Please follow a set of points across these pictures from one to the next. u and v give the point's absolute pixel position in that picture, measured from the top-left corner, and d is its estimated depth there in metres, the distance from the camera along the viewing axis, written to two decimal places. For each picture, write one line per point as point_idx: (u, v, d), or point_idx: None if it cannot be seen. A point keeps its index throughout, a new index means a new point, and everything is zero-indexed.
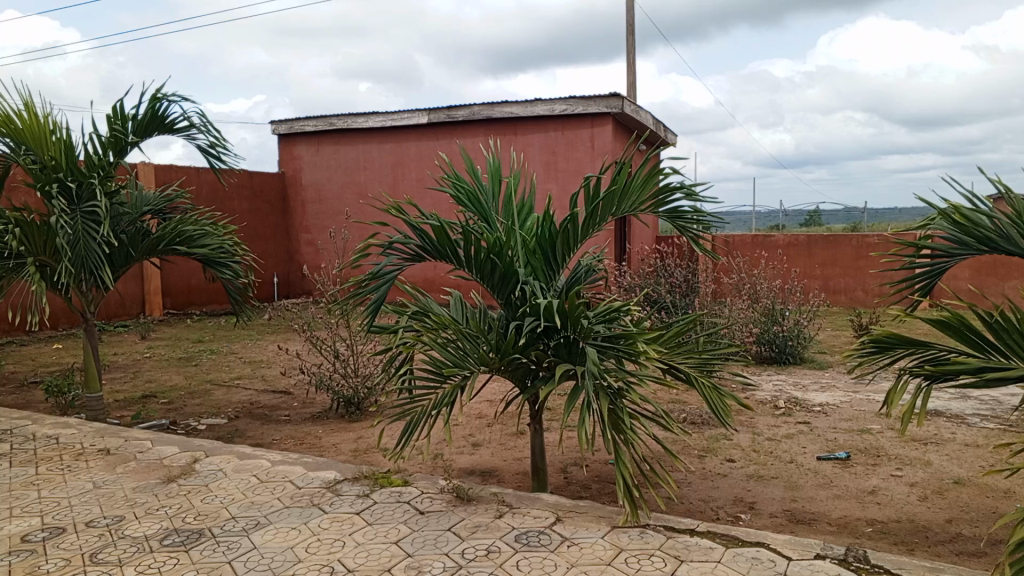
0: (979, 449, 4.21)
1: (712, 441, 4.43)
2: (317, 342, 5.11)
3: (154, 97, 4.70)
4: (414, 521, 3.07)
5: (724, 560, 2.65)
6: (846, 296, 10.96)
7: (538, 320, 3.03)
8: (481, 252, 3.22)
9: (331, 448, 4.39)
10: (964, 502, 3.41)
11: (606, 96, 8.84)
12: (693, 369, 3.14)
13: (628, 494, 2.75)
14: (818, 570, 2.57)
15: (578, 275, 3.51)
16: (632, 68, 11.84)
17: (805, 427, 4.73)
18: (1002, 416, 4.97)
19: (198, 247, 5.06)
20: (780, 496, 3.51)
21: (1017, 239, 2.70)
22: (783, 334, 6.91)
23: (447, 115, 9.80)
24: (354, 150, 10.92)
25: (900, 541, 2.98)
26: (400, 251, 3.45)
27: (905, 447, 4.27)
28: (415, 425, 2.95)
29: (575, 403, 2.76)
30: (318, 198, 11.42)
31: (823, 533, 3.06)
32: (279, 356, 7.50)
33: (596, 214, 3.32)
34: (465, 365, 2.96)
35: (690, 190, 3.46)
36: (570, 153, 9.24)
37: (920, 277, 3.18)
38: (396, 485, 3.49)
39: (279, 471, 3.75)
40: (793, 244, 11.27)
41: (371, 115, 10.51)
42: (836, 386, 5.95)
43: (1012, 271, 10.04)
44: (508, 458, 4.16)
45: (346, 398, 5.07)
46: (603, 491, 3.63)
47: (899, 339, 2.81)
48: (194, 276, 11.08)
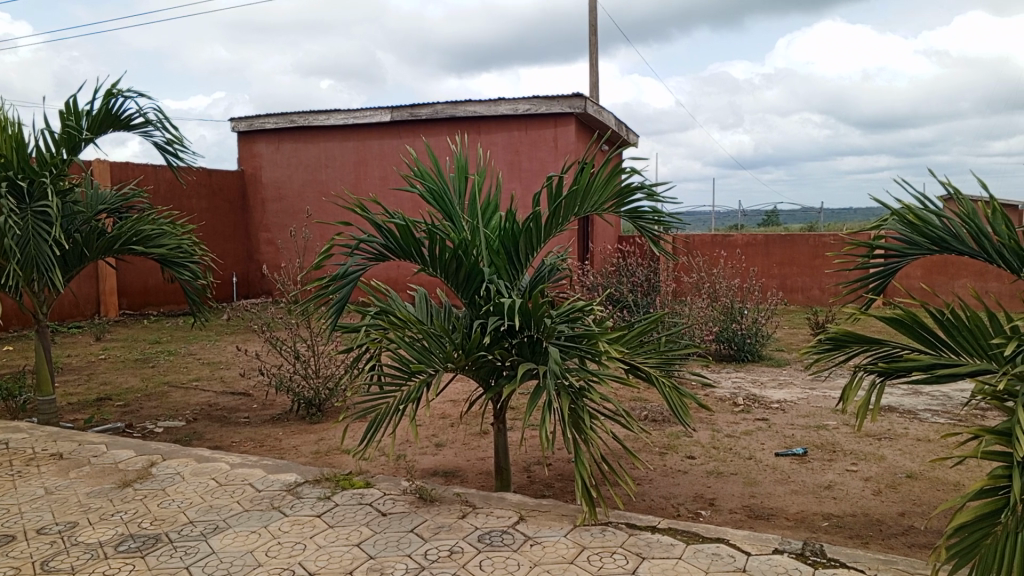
0: (930, 443, 4.33)
1: (673, 438, 4.48)
2: (277, 343, 5.05)
3: (108, 93, 4.59)
4: (376, 523, 3.05)
5: (684, 557, 2.68)
6: (803, 295, 11.18)
7: (501, 319, 3.03)
8: (445, 252, 3.21)
9: (292, 451, 4.34)
10: (916, 496, 3.50)
11: (568, 96, 8.88)
12: (654, 368, 3.17)
13: (587, 493, 2.77)
14: (776, 565, 2.61)
15: (541, 275, 3.53)
16: (595, 69, 11.92)
17: (763, 423, 4.82)
18: (952, 411, 5.11)
19: (155, 247, 4.94)
20: (739, 492, 3.57)
21: (965, 238, 2.78)
22: (742, 332, 7.02)
23: (410, 113, 9.77)
24: (315, 148, 10.81)
25: (855, 534, 3.05)
26: (363, 250, 3.42)
27: (859, 442, 4.37)
28: (379, 422, 2.93)
29: (537, 403, 2.76)
30: (278, 197, 11.27)
31: (780, 528, 3.11)
32: (238, 357, 7.40)
33: (559, 213, 3.33)
34: (431, 362, 2.94)
35: (651, 190, 3.49)
36: (533, 153, 9.27)
37: (874, 277, 3.24)
38: (357, 487, 3.46)
39: (239, 474, 3.69)
40: (752, 244, 11.45)
41: (332, 113, 10.42)
42: (793, 383, 6.06)
43: (961, 269, 10.33)
44: (471, 458, 4.15)
45: (307, 400, 5.02)
46: (566, 489, 3.65)
47: (854, 337, 2.87)
48: (151, 276, 10.87)
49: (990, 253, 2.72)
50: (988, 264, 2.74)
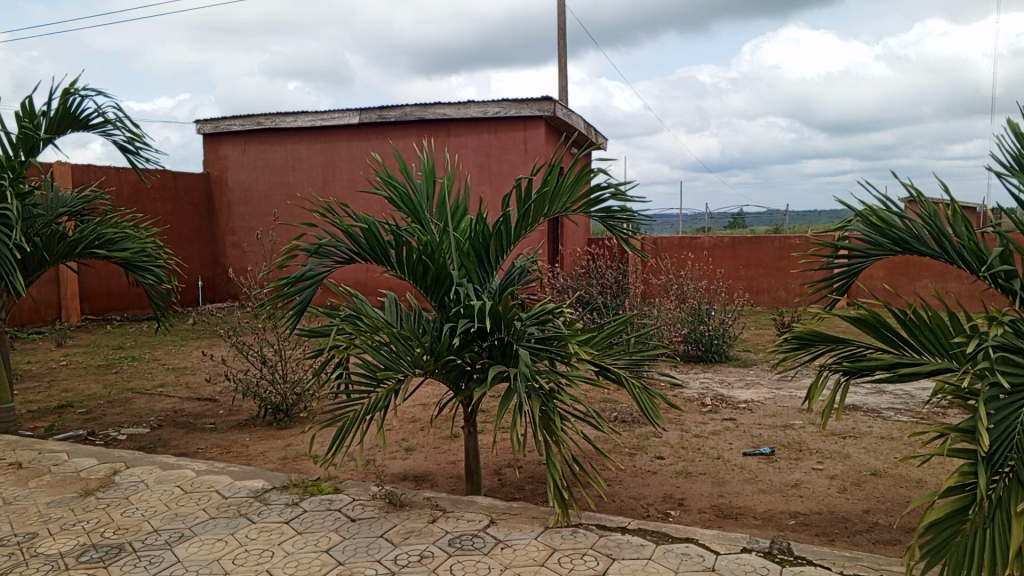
0: (894, 441, 4.40)
1: (642, 439, 4.50)
2: (244, 348, 4.98)
3: (65, 92, 4.49)
4: (345, 529, 3.02)
5: (654, 557, 2.70)
6: (769, 295, 11.32)
7: (471, 321, 3.01)
8: (413, 254, 3.19)
9: (259, 457, 4.28)
10: (880, 493, 3.55)
11: (538, 99, 8.90)
12: (623, 369, 3.19)
13: (557, 495, 2.76)
14: (743, 564, 2.63)
15: (511, 277, 3.52)
16: (564, 72, 11.96)
17: (731, 423, 4.86)
18: (914, 409, 5.21)
19: (118, 251, 4.85)
20: (708, 492, 3.60)
21: (926, 239, 2.83)
22: (709, 333, 7.08)
23: (379, 116, 9.71)
24: (282, 150, 10.71)
25: (821, 532, 3.09)
26: (330, 254, 3.39)
27: (825, 441, 4.43)
28: (347, 429, 2.90)
29: (507, 405, 2.76)
30: (244, 200, 11.13)
31: (749, 527, 3.14)
32: (204, 362, 7.29)
33: (528, 215, 3.33)
34: (398, 368, 2.92)
35: (618, 190, 3.51)
36: (502, 156, 9.27)
37: (837, 277, 3.28)
38: (326, 492, 3.43)
39: (205, 481, 3.64)
40: (719, 245, 11.57)
41: (299, 115, 10.33)
42: (760, 383, 6.13)
43: (922, 270, 10.55)
44: (441, 462, 4.13)
45: (274, 405, 4.96)
46: (537, 492, 3.65)
47: (820, 336, 2.91)
48: (114, 281, 10.67)
49: (952, 254, 2.77)
50: (949, 265, 2.80)
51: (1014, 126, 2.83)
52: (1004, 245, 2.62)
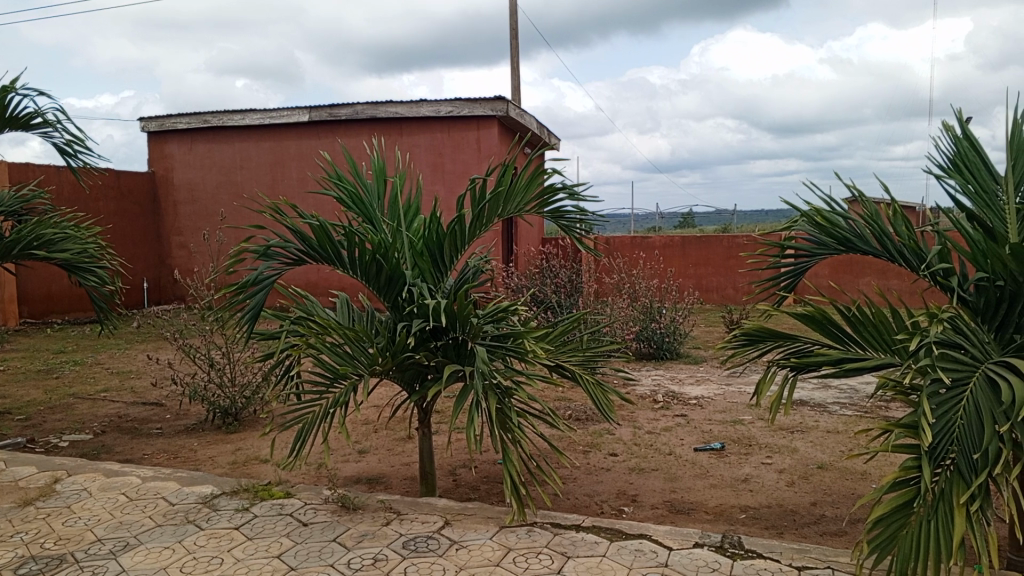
0: (840, 435, 4.52)
1: (596, 436, 4.53)
2: (191, 351, 4.86)
3: (5, 90, 4.34)
4: (297, 533, 2.97)
5: (608, 554, 2.72)
6: (718, 294, 11.51)
7: (426, 320, 2.99)
8: (365, 254, 3.14)
9: (208, 462, 4.19)
10: (827, 486, 3.64)
11: (491, 99, 8.91)
12: (577, 367, 3.21)
13: (515, 492, 2.76)
14: (696, 558, 2.67)
15: (465, 276, 3.50)
16: (517, 72, 11.98)
17: (682, 419, 4.93)
18: (858, 404, 5.35)
19: (58, 252, 4.68)
20: (661, 488, 3.64)
21: (869, 238, 2.91)
22: (661, 330, 7.17)
23: (329, 114, 9.58)
24: (229, 149, 10.49)
25: (771, 525, 3.16)
26: (278, 255, 3.33)
27: (773, 436, 4.52)
28: (306, 432, 2.84)
29: (464, 404, 2.75)
30: (190, 199, 10.88)
31: (701, 522, 3.18)
32: (150, 365, 7.10)
33: (483, 215, 3.32)
34: (356, 366, 2.89)
35: (572, 190, 3.53)
36: (456, 155, 9.24)
37: (784, 276, 3.35)
38: (277, 497, 3.37)
39: (151, 487, 3.54)
40: (670, 245, 11.72)
41: (247, 112, 10.15)
42: (710, 379, 6.23)
43: (864, 269, 10.84)
44: (396, 464, 4.10)
45: (223, 409, 4.85)
46: (491, 491, 3.64)
47: (767, 333, 2.97)
48: (54, 283, 10.32)
49: (893, 253, 2.86)
50: (890, 263, 2.88)
51: (950, 129, 2.96)
52: (942, 243, 2.72)
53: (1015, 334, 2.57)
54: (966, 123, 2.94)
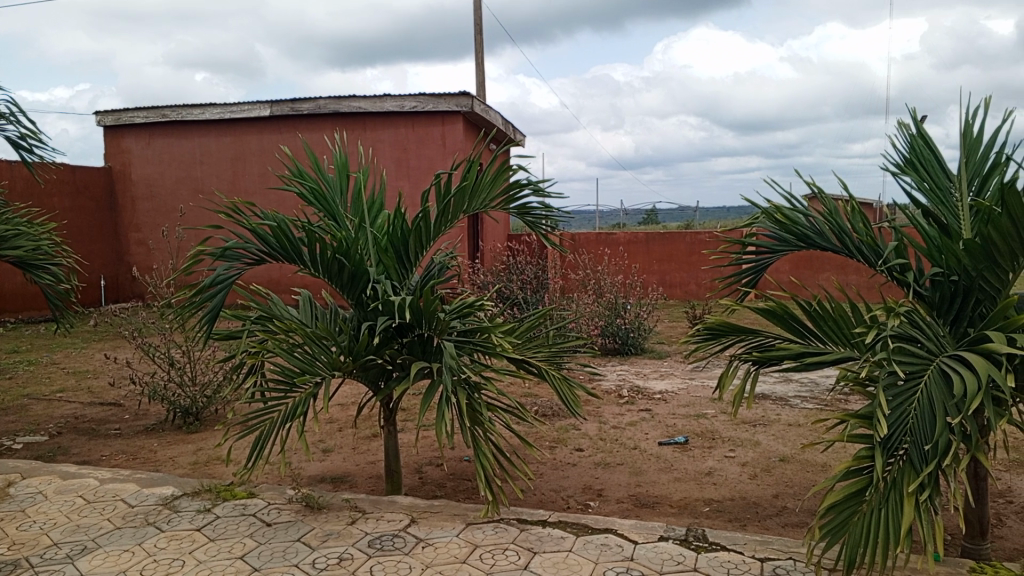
0: (800, 427, 4.59)
1: (562, 431, 4.55)
2: (149, 350, 4.76)
3: None
4: (261, 534, 2.94)
5: (574, 549, 2.73)
6: (681, 289, 11.63)
7: (391, 317, 2.97)
8: (327, 252, 3.10)
9: (168, 463, 4.11)
10: (788, 478, 3.70)
11: (455, 94, 8.88)
12: (543, 362, 3.22)
13: (489, 486, 2.75)
14: (661, 552, 2.70)
15: (431, 272, 3.48)
16: (481, 67, 11.94)
17: (646, 414, 4.97)
18: (818, 397, 5.45)
19: (10, 249, 4.53)
20: (626, 482, 3.67)
21: (828, 235, 2.96)
22: (625, 326, 7.22)
23: (291, 108, 9.45)
24: (189, 144, 10.30)
25: (734, 518, 3.20)
26: (238, 256, 3.28)
27: (736, 429, 4.59)
28: (264, 440, 2.80)
29: (432, 399, 2.74)
30: (148, 195, 10.65)
31: (665, 516, 3.22)
32: (107, 365, 6.94)
33: (448, 211, 3.30)
34: (316, 370, 2.84)
35: (537, 186, 3.53)
36: (420, 151, 9.19)
37: (746, 273, 3.40)
38: (239, 497, 3.33)
39: (109, 489, 3.47)
40: (634, 241, 11.81)
41: (207, 107, 9.97)
42: (674, 374, 6.29)
43: (824, 264, 11.03)
44: (361, 463, 4.07)
45: (183, 409, 4.76)
46: (458, 488, 3.63)
47: (729, 328, 3.01)
48: (7, 281, 10.04)
49: (852, 250, 2.92)
50: (849, 259, 2.94)
51: (904, 127, 3.04)
52: (899, 239, 2.78)
53: (969, 326, 2.63)
54: (920, 121, 3.02)
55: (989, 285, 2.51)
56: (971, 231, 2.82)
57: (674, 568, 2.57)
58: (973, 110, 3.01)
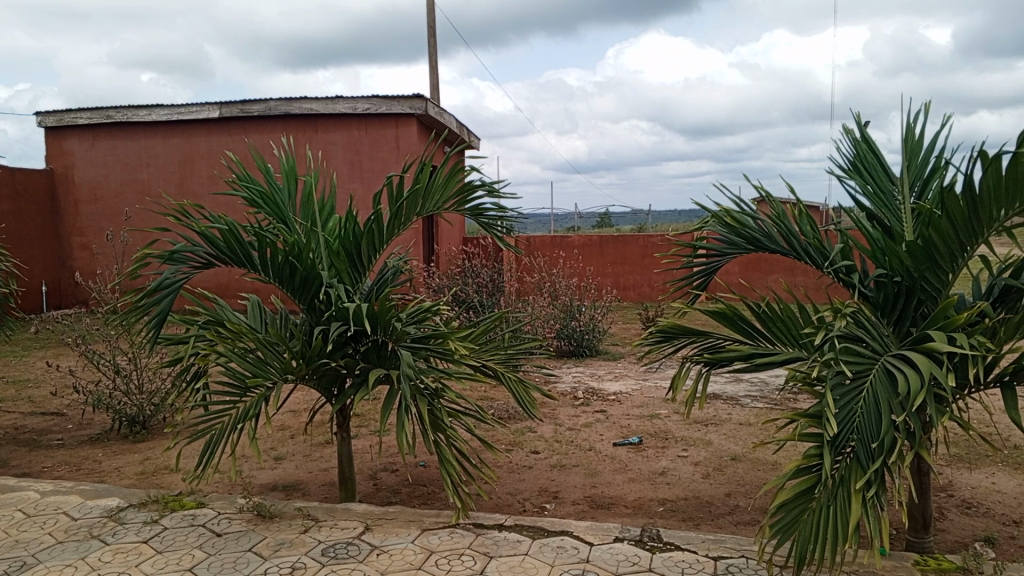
0: (751, 426, 4.67)
1: (518, 434, 4.55)
2: (94, 357, 4.62)
3: None
4: (210, 544, 2.87)
5: (530, 552, 2.73)
6: (634, 292, 11.75)
7: (346, 324, 2.93)
8: (278, 255, 3.05)
9: (114, 473, 3.99)
10: (740, 477, 3.75)
11: (409, 97, 8.85)
12: (500, 365, 3.23)
13: (454, 491, 2.74)
14: (616, 553, 2.71)
15: (384, 276, 3.45)
16: (435, 70, 11.90)
17: (601, 415, 5.00)
18: (768, 396, 5.55)
19: None
20: (581, 483, 3.69)
21: (776, 237, 3.02)
22: (580, 328, 7.26)
23: (241, 110, 9.29)
24: (134, 145, 10.05)
25: (688, 517, 3.24)
26: (185, 260, 3.20)
27: (689, 429, 4.64)
28: (214, 445, 2.73)
29: (391, 407, 2.72)
30: (92, 198, 10.35)
31: (620, 517, 3.24)
32: (48, 374, 6.71)
33: (401, 214, 3.27)
34: (268, 374, 2.78)
35: (491, 187, 3.53)
36: (374, 153, 9.11)
37: (697, 275, 3.43)
38: (188, 507, 3.25)
39: (51, 502, 3.35)
40: (588, 244, 11.89)
41: (153, 108, 9.74)
42: (628, 375, 6.36)
43: (772, 266, 11.25)
44: (313, 470, 4.00)
45: (130, 417, 4.64)
46: (414, 494, 3.60)
47: (681, 330, 3.05)
48: None
49: (799, 251, 2.98)
50: (796, 260, 3.00)
51: (849, 132, 3.14)
52: (844, 241, 2.85)
53: (912, 326, 2.70)
54: (864, 126, 3.12)
55: (930, 285, 2.59)
56: (912, 233, 2.91)
57: (629, 569, 2.59)
58: (913, 115, 3.12)
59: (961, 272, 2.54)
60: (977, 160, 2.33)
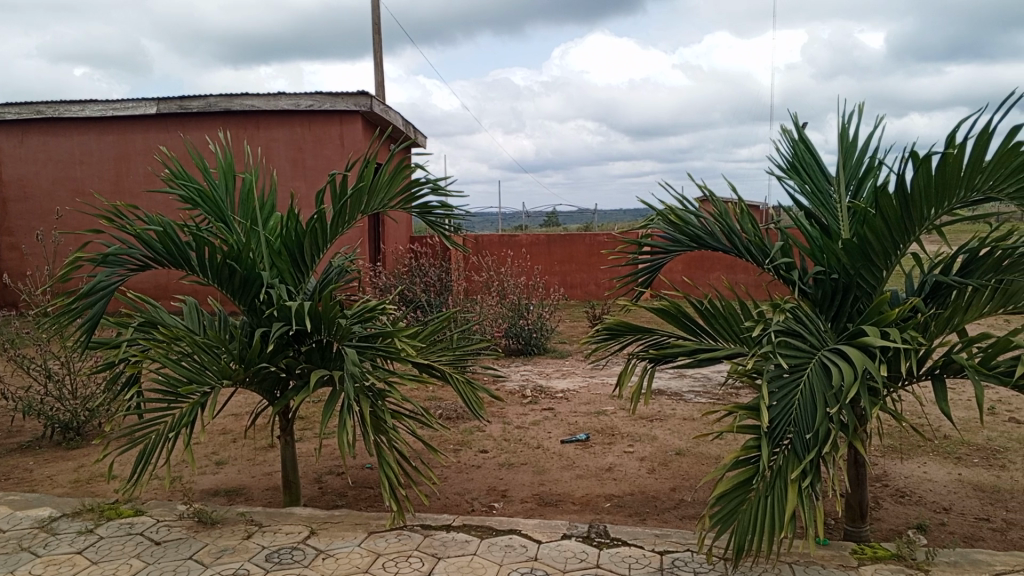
0: (695, 421, 4.76)
1: (467, 433, 4.54)
2: (24, 362, 4.44)
3: None
4: (149, 553, 2.79)
5: (478, 552, 2.72)
6: (581, 290, 11.86)
7: (288, 324, 2.87)
8: (217, 256, 2.98)
9: (45, 482, 3.84)
10: (685, 471, 3.81)
11: (353, 93, 8.75)
12: (447, 365, 3.21)
13: (395, 494, 2.72)
14: (564, 550, 2.73)
15: (329, 276, 3.40)
16: (380, 67, 11.78)
17: (549, 413, 5.02)
18: (711, 391, 5.66)
19: None
20: (529, 481, 3.69)
21: (719, 236, 3.08)
22: (528, 327, 7.28)
23: (179, 106, 9.05)
24: (67, 142, 9.70)
25: (635, 512, 3.27)
26: (122, 262, 3.10)
27: (634, 425, 4.70)
28: (148, 453, 2.66)
29: (334, 408, 2.68)
30: (22, 196, 9.93)
31: (568, 513, 3.26)
32: None
33: (345, 212, 3.23)
34: (204, 380, 2.71)
35: (437, 184, 3.51)
36: (318, 150, 8.98)
37: (642, 272, 3.47)
38: (125, 515, 3.15)
39: None
40: (536, 242, 11.92)
41: (87, 103, 9.41)
42: (575, 372, 6.40)
43: (714, 265, 11.49)
44: (257, 474, 3.93)
45: (63, 424, 4.47)
46: (360, 497, 3.56)
47: (627, 327, 3.08)
48: None
49: (740, 249, 3.04)
50: (737, 258, 3.06)
51: (787, 132, 3.22)
52: (784, 240, 2.91)
53: (849, 321, 2.77)
54: (801, 127, 3.20)
55: (865, 282, 2.67)
56: (849, 231, 3.00)
57: (577, 566, 2.61)
58: (848, 115, 3.21)
59: (894, 268, 2.62)
60: (908, 160, 2.41)
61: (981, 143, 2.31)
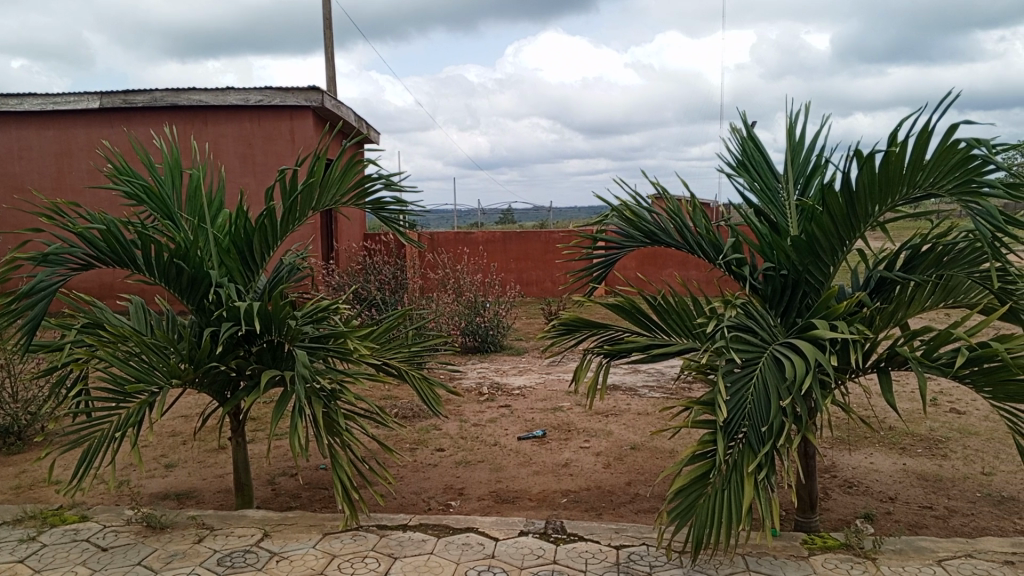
0: (649, 416, 4.81)
1: (423, 432, 4.51)
2: None
3: None
4: (96, 560, 2.71)
5: (435, 551, 2.71)
6: (537, 287, 11.90)
7: (238, 324, 2.81)
8: (164, 255, 2.90)
9: None
10: (639, 466, 3.85)
11: (304, 88, 8.62)
12: (402, 363, 3.18)
13: (349, 496, 2.68)
14: (522, 547, 2.73)
15: (280, 274, 3.34)
16: (332, 62, 11.63)
17: (506, 410, 5.03)
18: (665, 386, 5.73)
19: None
20: (486, 479, 3.69)
21: (672, 232, 3.11)
22: (485, 324, 7.28)
23: (123, 100, 8.81)
24: (4, 137, 9.35)
25: (591, 507, 3.30)
26: (64, 261, 2.99)
27: (590, 420, 4.74)
28: (92, 454, 2.58)
29: (285, 409, 2.63)
30: None
31: (525, 510, 3.27)
32: None
33: (296, 208, 3.18)
34: (153, 379, 2.64)
35: (390, 180, 3.48)
36: (267, 146, 8.82)
37: (597, 268, 3.49)
38: (70, 522, 3.05)
39: None
40: (491, 240, 11.91)
41: (26, 97, 9.10)
42: (531, 369, 6.42)
43: (667, 261, 11.64)
44: (207, 477, 3.84)
45: (3, 429, 4.32)
46: (314, 498, 3.51)
47: (582, 322, 3.10)
48: None
49: (692, 245, 3.08)
50: (689, 254, 3.10)
51: (736, 131, 3.27)
52: (734, 237, 2.96)
53: (797, 317, 2.83)
54: (750, 125, 3.25)
55: (813, 278, 2.73)
56: (796, 228, 3.06)
57: (534, 562, 2.61)
58: (795, 114, 3.28)
59: (840, 264, 2.69)
60: (853, 158, 2.47)
61: (921, 143, 2.38)
